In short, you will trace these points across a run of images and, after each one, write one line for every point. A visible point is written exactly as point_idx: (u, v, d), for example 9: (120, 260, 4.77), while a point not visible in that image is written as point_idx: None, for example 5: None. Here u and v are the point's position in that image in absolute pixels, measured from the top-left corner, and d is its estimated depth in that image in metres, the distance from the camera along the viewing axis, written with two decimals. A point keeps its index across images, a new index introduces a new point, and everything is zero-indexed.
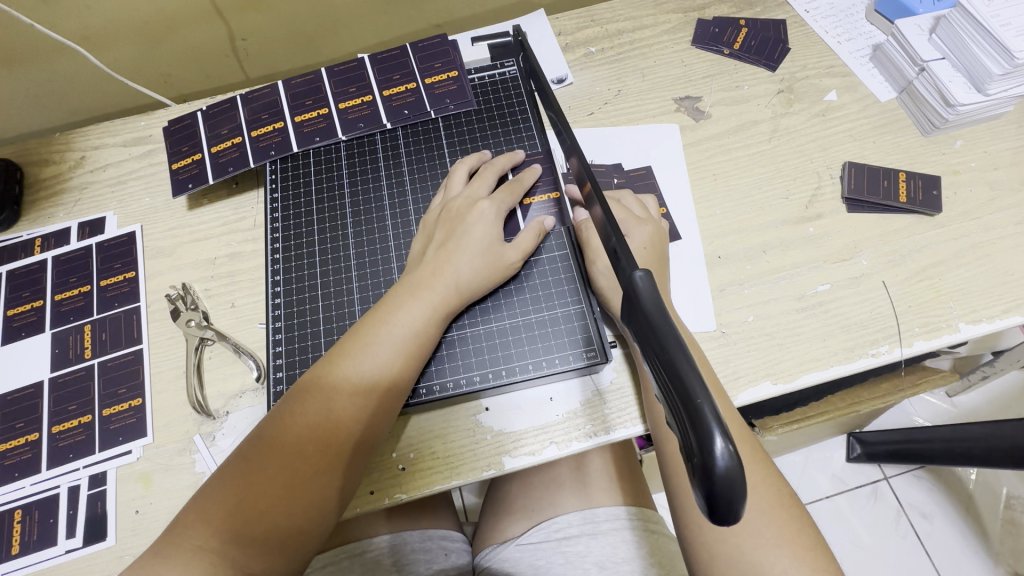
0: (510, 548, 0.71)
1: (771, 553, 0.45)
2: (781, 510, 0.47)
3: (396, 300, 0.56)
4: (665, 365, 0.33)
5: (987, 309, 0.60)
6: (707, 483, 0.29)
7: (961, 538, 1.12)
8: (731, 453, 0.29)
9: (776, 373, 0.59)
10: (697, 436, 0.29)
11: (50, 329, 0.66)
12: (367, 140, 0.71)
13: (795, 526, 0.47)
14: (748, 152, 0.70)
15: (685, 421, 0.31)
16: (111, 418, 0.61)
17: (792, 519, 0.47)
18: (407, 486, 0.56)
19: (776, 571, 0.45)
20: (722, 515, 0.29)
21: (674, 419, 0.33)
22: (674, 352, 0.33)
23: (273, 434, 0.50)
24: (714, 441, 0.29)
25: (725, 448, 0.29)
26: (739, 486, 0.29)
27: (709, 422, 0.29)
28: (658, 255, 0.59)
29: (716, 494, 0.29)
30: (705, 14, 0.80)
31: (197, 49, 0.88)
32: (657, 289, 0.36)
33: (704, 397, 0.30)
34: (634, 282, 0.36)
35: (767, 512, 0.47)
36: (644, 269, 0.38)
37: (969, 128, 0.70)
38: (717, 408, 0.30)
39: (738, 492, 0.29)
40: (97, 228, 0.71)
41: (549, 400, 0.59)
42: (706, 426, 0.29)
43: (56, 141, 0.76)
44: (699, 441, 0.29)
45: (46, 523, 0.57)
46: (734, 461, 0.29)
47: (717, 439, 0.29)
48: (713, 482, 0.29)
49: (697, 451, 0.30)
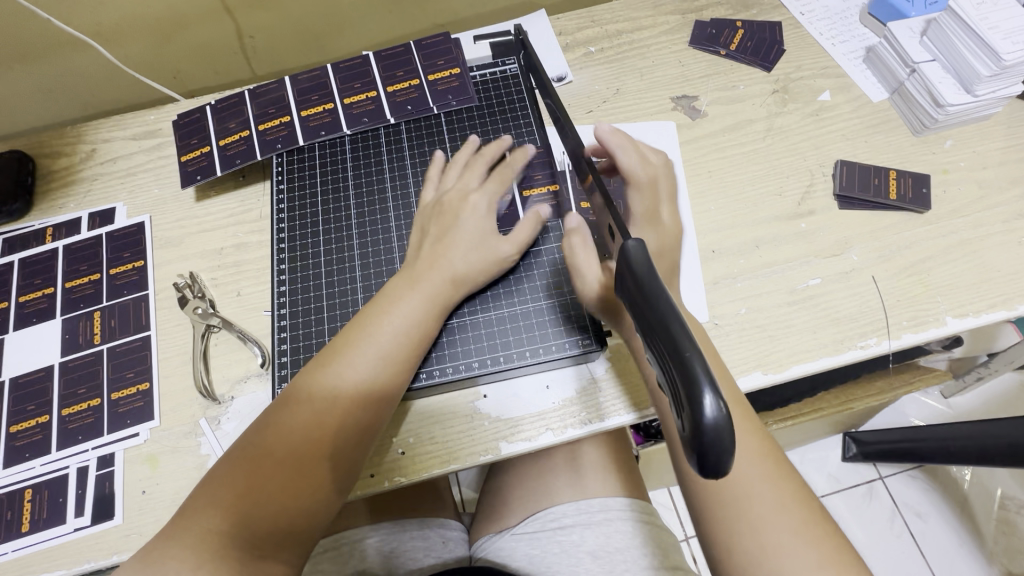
0: (507, 537, 0.73)
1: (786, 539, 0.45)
2: (788, 488, 0.47)
3: (393, 293, 0.57)
4: (657, 325, 0.34)
5: (974, 303, 0.62)
6: (696, 439, 0.30)
7: (954, 538, 1.14)
8: (723, 411, 0.30)
9: (766, 364, 0.60)
10: (688, 396, 0.31)
11: (61, 315, 0.68)
12: (371, 135, 0.72)
13: (804, 510, 0.46)
14: (743, 150, 0.72)
15: (677, 382, 0.32)
16: (119, 401, 0.63)
17: (810, 512, 0.46)
18: (407, 470, 0.58)
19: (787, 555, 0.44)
20: (711, 470, 0.31)
21: (663, 375, 0.34)
22: (665, 312, 0.34)
23: (279, 420, 0.51)
24: (704, 399, 0.30)
25: (716, 405, 0.30)
26: (727, 441, 0.30)
27: (700, 378, 0.31)
28: (670, 262, 0.59)
29: (707, 450, 0.30)
30: (703, 16, 0.82)
31: (206, 45, 0.90)
32: (645, 250, 0.38)
33: (695, 354, 0.31)
34: (625, 247, 0.39)
35: (781, 504, 0.46)
36: (633, 236, 0.40)
37: (959, 128, 0.71)
38: (708, 366, 0.31)
39: (726, 445, 0.30)
40: (107, 218, 0.73)
41: (546, 387, 0.61)
42: (697, 381, 0.30)
43: (68, 134, 0.78)
44: (690, 399, 0.30)
45: (55, 502, 0.59)
46: (724, 417, 0.30)
47: (708, 393, 0.30)
48: (703, 438, 0.30)
49: (688, 409, 0.31)
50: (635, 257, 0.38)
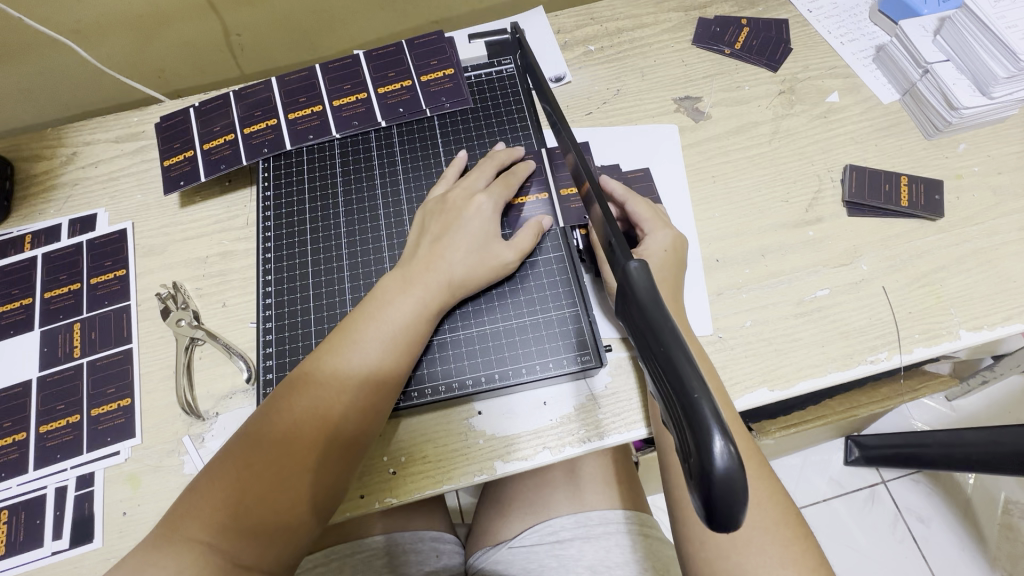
0: (502, 551, 0.70)
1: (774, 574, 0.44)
2: (785, 528, 0.46)
3: (388, 294, 0.55)
4: (661, 359, 0.32)
5: (988, 316, 0.60)
6: (705, 487, 0.28)
7: (959, 544, 1.11)
8: (733, 455, 0.28)
9: (773, 379, 0.58)
10: (695, 438, 0.29)
11: (39, 327, 0.65)
12: (361, 138, 0.70)
13: (799, 546, 0.46)
14: (748, 154, 0.69)
15: (684, 423, 0.30)
16: (100, 418, 0.60)
17: (796, 540, 0.46)
18: (397, 490, 0.56)
19: None
20: (722, 522, 0.28)
21: (669, 413, 0.32)
22: (670, 344, 0.32)
23: (263, 429, 0.49)
24: (713, 443, 0.28)
25: (725, 449, 0.28)
26: (738, 492, 0.28)
27: (708, 422, 0.28)
28: (678, 261, 0.58)
29: (715, 500, 0.28)
30: (707, 13, 0.79)
31: (191, 43, 0.87)
32: (651, 277, 0.36)
33: (702, 395, 0.29)
34: (629, 272, 0.36)
35: (767, 532, 0.46)
36: (638, 258, 0.37)
37: (973, 131, 0.68)
38: (717, 407, 0.29)
39: (737, 496, 0.28)
40: (88, 225, 0.70)
41: (543, 404, 0.58)
42: (705, 425, 0.28)
43: (47, 137, 0.75)
44: (697, 443, 0.28)
45: (32, 524, 0.56)
46: (735, 463, 0.28)
47: (717, 439, 0.28)
48: (711, 486, 0.28)
49: (695, 453, 0.29)
50: (637, 285, 0.36)
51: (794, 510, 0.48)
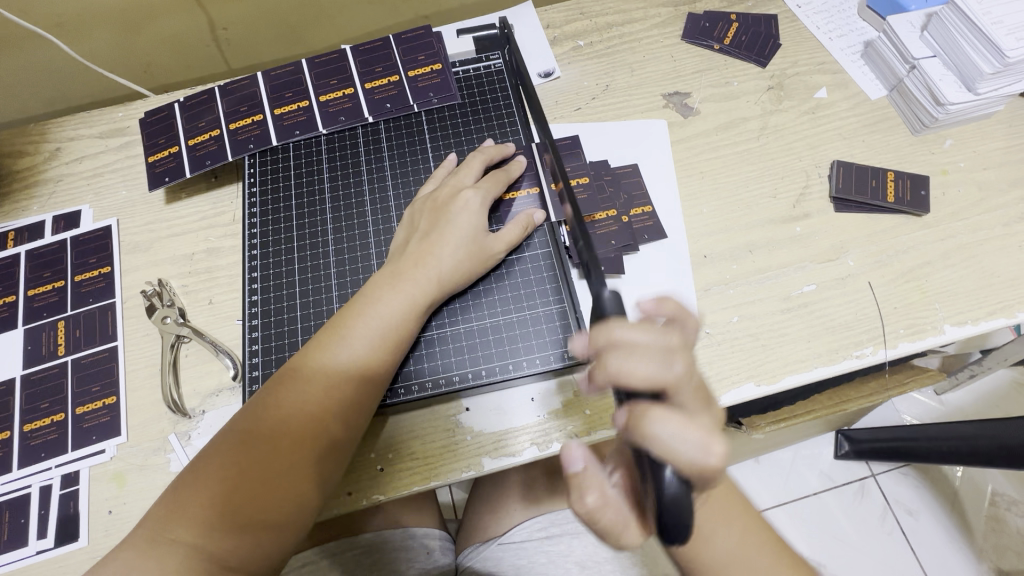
0: (493, 546, 0.70)
1: None
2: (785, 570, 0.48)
3: (375, 292, 0.54)
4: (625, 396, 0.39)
5: (972, 311, 0.60)
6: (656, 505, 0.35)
7: (945, 537, 1.12)
8: (682, 482, 0.35)
9: (759, 374, 0.58)
10: (651, 468, 0.36)
11: (23, 325, 0.64)
12: (348, 134, 0.69)
13: None
14: (736, 150, 0.69)
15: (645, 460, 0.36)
16: (85, 416, 0.60)
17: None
18: (385, 487, 0.55)
19: None
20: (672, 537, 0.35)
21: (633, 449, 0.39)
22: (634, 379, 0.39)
23: (249, 427, 0.48)
24: (664, 473, 0.35)
25: (674, 477, 0.35)
26: (685, 506, 0.35)
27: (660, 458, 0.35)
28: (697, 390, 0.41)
29: (667, 522, 0.35)
30: (696, 8, 0.78)
31: (177, 38, 0.86)
32: (622, 306, 0.42)
33: (658, 423, 0.36)
34: (603, 302, 0.43)
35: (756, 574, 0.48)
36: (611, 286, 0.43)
37: (959, 127, 0.69)
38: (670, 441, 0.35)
39: (684, 511, 0.35)
40: (72, 221, 0.69)
41: (530, 400, 0.58)
42: (659, 460, 0.35)
43: (31, 132, 0.75)
44: (652, 472, 0.36)
45: (16, 524, 0.56)
46: (683, 490, 0.35)
47: (666, 469, 0.35)
48: (662, 504, 0.35)
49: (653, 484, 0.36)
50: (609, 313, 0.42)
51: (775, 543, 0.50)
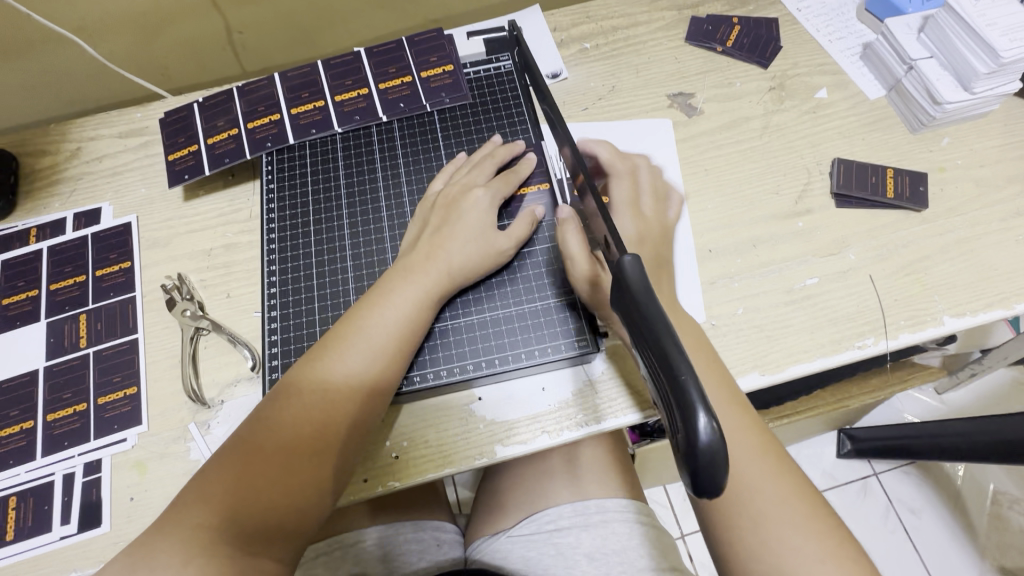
0: (502, 539, 0.71)
1: (794, 541, 0.44)
2: (801, 500, 0.46)
3: (389, 285, 0.56)
4: (652, 347, 0.33)
5: (971, 303, 0.62)
6: (691, 461, 0.29)
7: (948, 534, 1.14)
8: (716, 430, 0.29)
9: (764, 364, 0.59)
10: (681, 414, 0.30)
11: (46, 318, 0.66)
12: (363, 132, 0.71)
13: (817, 514, 0.45)
14: (740, 148, 0.71)
15: (671, 401, 0.31)
16: (107, 406, 0.61)
17: (807, 498, 0.46)
18: (400, 474, 0.57)
19: (798, 559, 0.43)
20: (705, 491, 0.30)
21: (658, 394, 0.33)
22: (661, 332, 0.33)
23: (269, 416, 0.50)
24: (698, 419, 0.29)
25: (709, 424, 0.29)
26: (722, 466, 0.29)
27: (692, 399, 0.30)
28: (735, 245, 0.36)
29: (698, 472, 0.29)
30: (699, 11, 0.81)
31: (193, 41, 0.88)
32: (644, 272, 0.37)
33: (689, 376, 0.30)
34: (623, 265, 0.37)
35: (788, 505, 0.45)
36: (632, 253, 0.38)
37: (956, 126, 0.71)
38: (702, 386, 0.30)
39: (720, 468, 0.29)
40: (93, 218, 0.71)
41: (541, 390, 0.60)
42: (689, 403, 0.29)
43: (52, 132, 0.76)
44: (683, 420, 0.30)
45: (41, 510, 0.57)
46: (718, 437, 0.29)
47: (700, 416, 0.29)
48: (696, 460, 0.29)
49: (682, 429, 0.30)
50: (632, 278, 0.36)
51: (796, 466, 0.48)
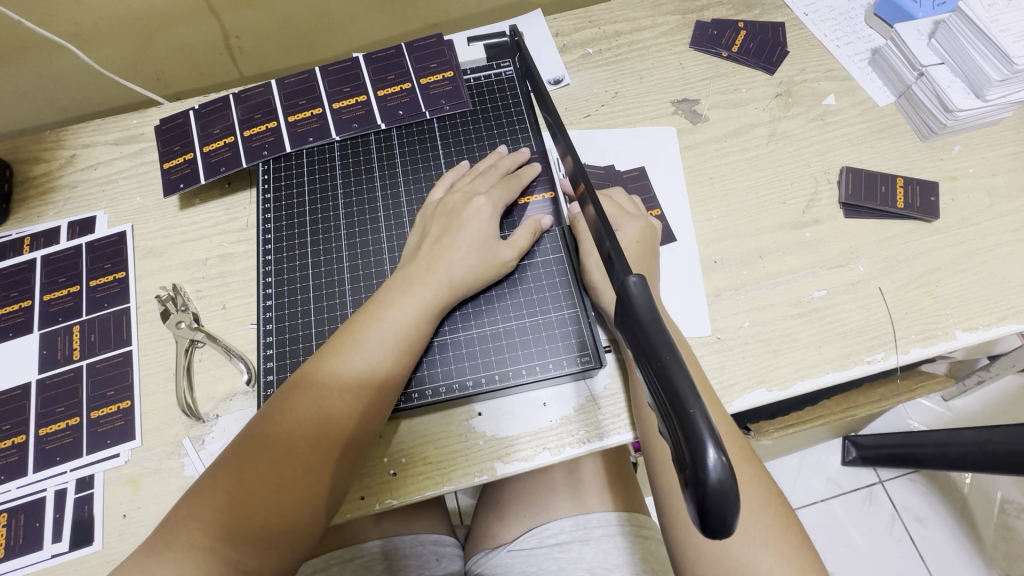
0: (502, 554, 0.70)
1: (758, 552, 0.45)
2: (768, 508, 0.47)
3: (388, 296, 0.55)
4: (658, 373, 0.31)
5: (984, 316, 0.60)
6: (699, 497, 0.28)
7: (955, 543, 1.12)
8: (726, 467, 0.28)
9: (771, 379, 0.58)
10: (689, 446, 0.28)
11: (39, 329, 0.65)
12: (362, 140, 0.70)
13: (781, 525, 0.46)
14: (746, 156, 0.70)
15: (678, 431, 0.29)
16: (100, 420, 0.60)
17: (778, 519, 0.47)
18: (399, 492, 0.56)
19: (764, 570, 0.44)
20: (715, 529, 0.28)
21: (664, 421, 0.32)
22: (667, 358, 0.31)
23: (264, 430, 0.49)
24: (707, 454, 0.28)
25: (719, 460, 0.28)
26: (732, 502, 0.28)
27: (701, 431, 0.28)
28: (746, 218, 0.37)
29: (708, 509, 0.28)
30: (704, 16, 0.79)
31: (190, 46, 0.87)
32: (651, 294, 0.35)
33: (698, 408, 0.29)
34: (628, 287, 0.35)
35: (755, 516, 0.46)
36: (638, 273, 0.36)
37: (967, 133, 0.69)
38: (710, 418, 0.29)
39: (730, 504, 0.28)
40: (87, 227, 0.70)
41: (543, 405, 0.59)
42: (699, 436, 0.28)
43: (46, 139, 0.75)
44: (691, 453, 0.28)
45: (32, 527, 0.56)
46: (728, 473, 0.28)
47: (710, 450, 0.28)
48: (705, 496, 0.27)
49: (690, 463, 0.28)
50: (637, 300, 0.34)
51: (775, 490, 0.49)
